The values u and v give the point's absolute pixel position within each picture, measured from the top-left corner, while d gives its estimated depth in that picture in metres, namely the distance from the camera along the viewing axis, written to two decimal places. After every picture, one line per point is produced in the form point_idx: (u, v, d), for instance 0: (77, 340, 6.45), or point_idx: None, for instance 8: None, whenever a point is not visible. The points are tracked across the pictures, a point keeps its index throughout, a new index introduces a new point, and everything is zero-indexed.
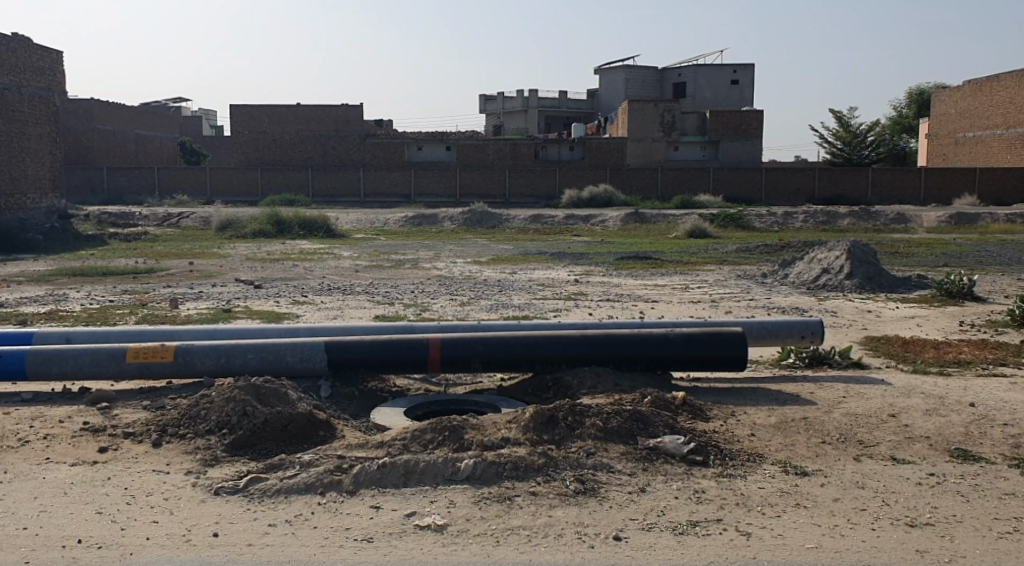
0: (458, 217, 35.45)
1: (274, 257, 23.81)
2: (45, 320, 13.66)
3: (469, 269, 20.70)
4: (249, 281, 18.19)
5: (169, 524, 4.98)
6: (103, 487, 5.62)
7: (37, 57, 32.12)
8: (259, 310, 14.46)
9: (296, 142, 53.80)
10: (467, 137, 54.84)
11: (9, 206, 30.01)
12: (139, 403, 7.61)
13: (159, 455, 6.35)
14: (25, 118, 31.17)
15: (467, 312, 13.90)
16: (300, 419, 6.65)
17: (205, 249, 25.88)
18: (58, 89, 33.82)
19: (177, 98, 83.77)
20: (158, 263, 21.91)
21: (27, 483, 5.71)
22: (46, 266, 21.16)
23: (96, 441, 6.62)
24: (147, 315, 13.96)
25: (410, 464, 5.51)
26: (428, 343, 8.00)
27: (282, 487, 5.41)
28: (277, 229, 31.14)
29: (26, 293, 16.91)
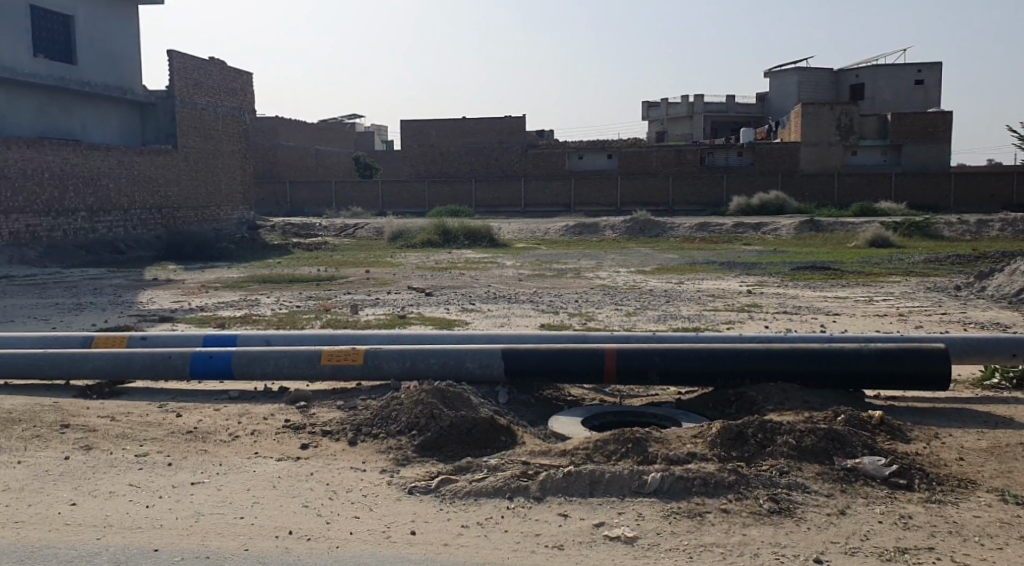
0: (620, 226, 35.29)
1: (442, 266, 24.50)
2: (240, 323, 14.67)
3: (634, 280, 20.51)
4: (421, 290, 18.83)
5: (369, 520, 5.22)
6: (307, 481, 5.97)
7: (232, 79, 34.67)
8: (432, 317, 14.91)
9: (461, 156, 55.39)
10: (629, 146, 54.60)
11: (205, 219, 32.58)
12: (334, 403, 8.03)
13: (355, 454, 6.66)
14: (219, 136, 33.60)
15: (635, 323, 13.87)
16: (484, 425, 6.81)
17: (378, 258, 26.94)
18: (249, 109, 36.33)
19: (351, 115, 87.78)
20: (338, 271, 23.10)
21: (240, 474, 6.15)
22: (238, 274, 22.74)
23: (297, 438, 7.04)
24: (330, 320, 14.73)
25: (596, 473, 5.50)
26: (605, 353, 8.01)
27: (471, 490, 5.54)
28: (443, 239, 32.05)
29: (222, 298, 18.23)
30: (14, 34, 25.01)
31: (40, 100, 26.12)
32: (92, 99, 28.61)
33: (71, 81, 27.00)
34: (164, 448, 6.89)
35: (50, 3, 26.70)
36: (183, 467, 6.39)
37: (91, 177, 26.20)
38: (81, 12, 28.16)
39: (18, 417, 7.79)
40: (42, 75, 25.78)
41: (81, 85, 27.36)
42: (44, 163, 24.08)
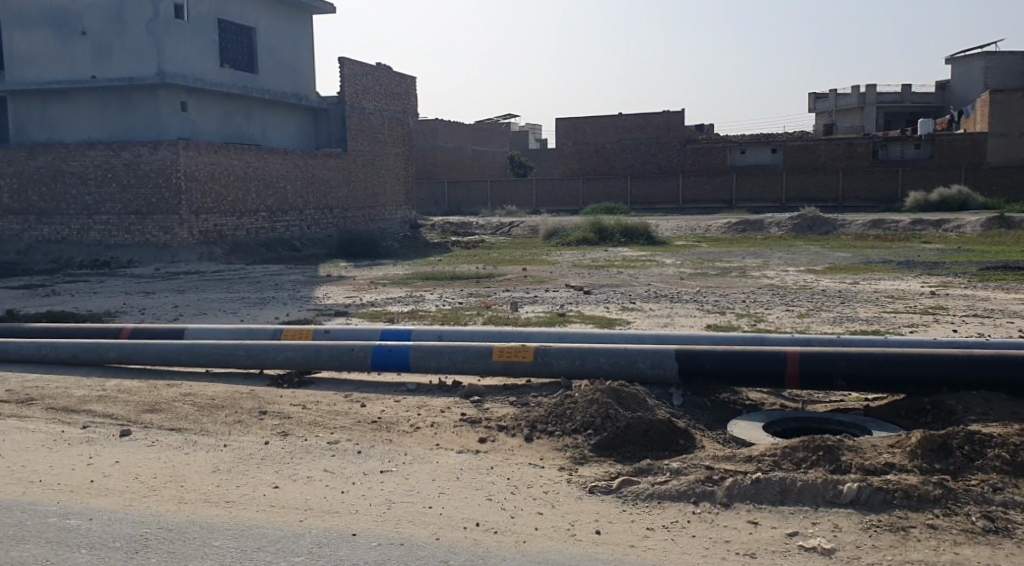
0: (786, 223, 34.05)
1: (600, 264, 24.41)
2: (408, 319, 15.14)
3: (804, 279, 19.71)
4: (580, 288, 18.82)
5: (553, 517, 5.26)
6: (489, 475, 6.09)
7: (397, 83, 35.84)
8: (593, 316, 14.87)
9: (618, 153, 55.02)
10: (793, 140, 52.60)
11: (369, 218, 33.86)
12: (507, 399, 8.14)
13: (532, 450, 6.73)
14: (385, 138, 34.85)
15: (807, 324, 13.33)
16: (661, 426, 6.72)
17: (536, 256, 27.13)
18: (412, 111, 37.46)
19: (506, 114, 88.92)
20: (498, 269, 23.46)
21: (424, 465, 6.35)
22: (404, 270, 23.52)
23: (475, 432, 7.19)
24: (493, 317, 14.97)
25: (786, 482, 5.32)
26: (786, 356, 7.74)
27: (654, 492, 5.49)
28: (600, 236, 31.92)
29: (389, 294, 18.88)
30: (204, 46, 26.87)
31: (226, 108, 27.95)
32: (270, 105, 30.35)
33: (254, 90, 28.71)
34: (351, 436, 7.22)
35: (235, 16, 28.50)
36: (370, 455, 6.67)
37: (271, 180, 27.74)
38: (262, 24, 29.90)
39: (219, 403, 8.38)
40: (228, 84, 27.56)
41: (262, 93, 29.07)
42: (230, 166, 25.74)
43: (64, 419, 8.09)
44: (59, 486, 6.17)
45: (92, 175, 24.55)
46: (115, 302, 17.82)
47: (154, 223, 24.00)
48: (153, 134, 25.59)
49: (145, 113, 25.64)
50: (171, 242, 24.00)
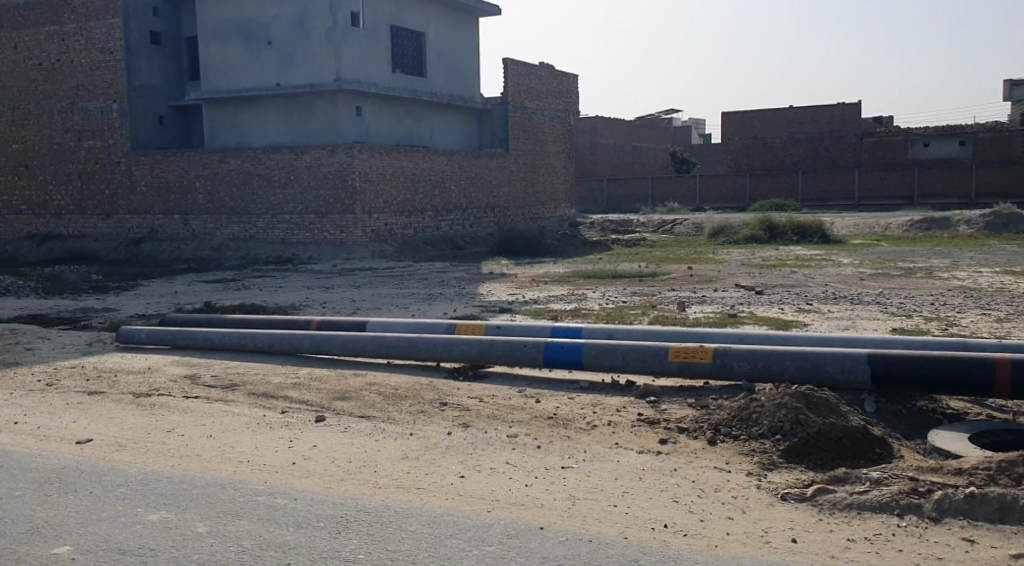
0: (976, 221, 31.73)
1: (770, 264, 23.56)
2: (573, 317, 15.14)
3: (999, 281, 18.27)
4: (749, 288, 18.22)
5: (745, 522, 5.09)
6: (673, 477, 5.97)
7: (560, 82, 36.01)
8: (765, 317, 14.35)
9: (787, 148, 52.98)
10: (983, 130, 48.95)
11: (530, 216, 34.19)
12: (685, 400, 7.97)
13: (716, 454, 6.54)
14: (547, 136, 35.08)
15: (1005, 330, 12.33)
16: (856, 433, 6.38)
17: (702, 255, 26.53)
18: (575, 109, 37.54)
19: (668, 109, 87.56)
20: (663, 267, 23.09)
21: (605, 464, 6.31)
22: (567, 268, 23.56)
23: (655, 432, 7.07)
24: (659, 316, 14.72)
25: (1006, 499, 4.91)
26: (993, 363, 7.17)
27: (854, 502, 5.20)
28: (770, 235, 30.84)
29: (553, 292, 18.95)
30: (378, 52, 27.93)
31: (397, 111, 28.95)
32: (438, 107, 31.22)
33: (423, 93, 29.58)
34: (531, 431, 7.27)
35: (407, 22, 29.45)
36: (551, 450, 6.70)
37: (437, 181, 28.47)
38: (432, 28, 30.75)
39: (403, 393, 8.66)
40: (399, 88, 28.55)
41: (432, 96, 29.91)
42: (401, 167, 26.65)
43: (263, 403, 8.62)
44: (265, 466, 6.71)
45: (275, 177, 26.04)
46: (296, 296, 18.82)
47: (330, 222, 25.24)
48: (331, 139, 26.88)
49: (324, 118, 26.95)
50: (346, 240, 25.14)
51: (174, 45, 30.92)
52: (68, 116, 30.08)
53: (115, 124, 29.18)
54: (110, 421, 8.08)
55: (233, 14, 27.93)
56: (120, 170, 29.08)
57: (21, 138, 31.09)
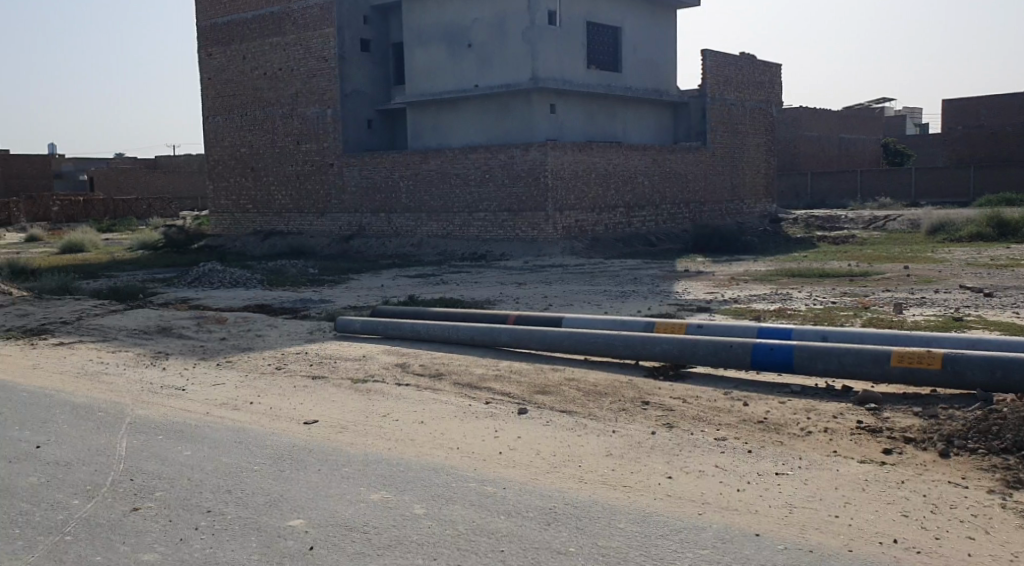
0: None
1: (999, 263, 21.58)
2: (777, 317, 14.51)
3: None
4: (975, 289, 16.75)
5: (989, 545, 4.65)
6: (901, 490, 5.56)
7: (760, 72, 34.76)
8: (995, 321, 13.14)
9: (1018, 137, 48.48)
10: None
11: (728, 212, 33.21)
12: (910, 409, 7.42)
13: (950, 468, 6.03)
14: (746, 130, 33.97)
15: None
16: None
17: (918, 253, 24.72)
18: (777, 101, 36.12)
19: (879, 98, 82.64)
20: (874, 266, 21.71)
21: (823, 472, 5.97)
22: (769, 266, 22.65)
23: (878, 442, 6.62)
24: (872, 318, 13.83)
25: None
26: None
27: None
28: (998, 233, 28.29)
29: (754, 290, 18.26)
30: (574, 50, 27.98)
31: (592, 107, 28.93)
32: (633, 103, 30.95)
33: (618, 88, 29.37)
34: (740, 434, 7.01)
35: (603, 18, 29.35)
36: (763, 455, 6.42)
37: (630, 177, 28.20)
38: (628, 23, 30.48)
39: (603, 390, 8.61)
40: (595, 85, 28.49)
41: (627, 91, 29.67)
42: (593, 164, 26.61)
43: (468, 394, 8.83)
44: (474, 454, 6.86)
45: (472, 176, 26.72)
46: (493, 291, 19.22)
47: (523, 219, 25.62)
48: (527, 137, 27.25)
49: (520, 116, 27.37)
50: (538, 237, 25.42)
51: (382, 52, 32.46)
52: (287, 121, 32.32)
53: (328, 128, 31.06)
54: (330, 404, 8.56)
55: (437, 19, 28.97)
56: (332, 171, 30.90)
57: (248, 143, 33.75)
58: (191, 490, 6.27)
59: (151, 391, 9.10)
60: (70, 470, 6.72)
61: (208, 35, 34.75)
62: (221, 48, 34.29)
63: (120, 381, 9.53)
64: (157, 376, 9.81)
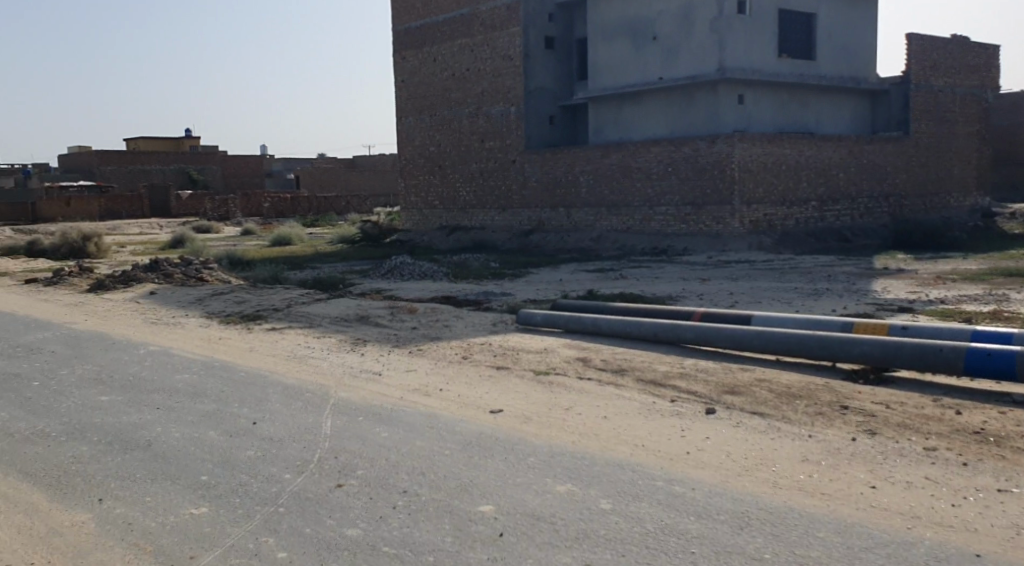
0: None
1: None
2: (991, 320, 13.38)
3: None
4: None
5: None
6: None
7: (972, 55, 32.24)
8: None
9: None
10: None
11: (933, 206, 30.99)
12: None
13: None
14: (955, 118, 31.59)
15: None
16: None
17: None
18: (991, 85, 33.35)
19: None
20: None
21: None
22: (980, 265, 20.94)
23: None
24: None
25: None
26: None
27: None
28: None
29: (964, 291, 16.92)
30: (765, 38, 26.96)
31: (782, 98, 27.81)
32: (827, 92, 29.51)
33: (811, 77, 28.05)
34: (954, 446, 6.50)
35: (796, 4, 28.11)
36: (980, 470, 5.94)
37: (824, 169, 26.87)
38: (823, 8, 29.04)
39: (797, 393, 8.25)
40: (787, 74, 27.33)
41: (820, 80, 28.29)
42: (783, 156, 25.57)
43: (654, 390, 8.71)
44: (660, 452, 6.76)
45: (655, 170, 26.36)
46: (676, 287, 18.88)
47: (707, 213, 25.01)
48: (712, 129, 26.56)
49: (706, 109, 26.72)
50: (722, 232, 24.73)
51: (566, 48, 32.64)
52: (473, 119, 33.15)
53: (513, 124, 31.60)
54: (517, 395, 8.69)
55: (623, 13, 28.79)
56: (516, 167, 31.40)
57: (437, 141, 34.92)
58: (389, 471, 6.55)
59: (351, 375, 9.60)
60: (282, 445, 7.20)
61: (401, 38, 36.24)
62: (414, 50, 35.66)
63: (323, 365, 10.12)
64: (356, 361, 10.33)
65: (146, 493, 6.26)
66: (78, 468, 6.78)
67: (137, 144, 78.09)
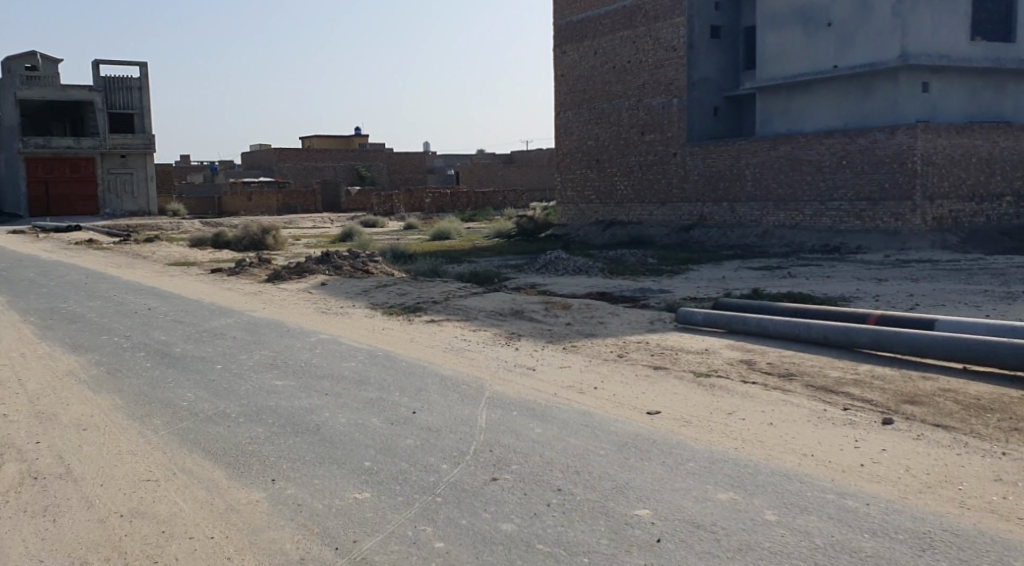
0: None
1: None
2: None
3: None
4: None
5: None
6: None
7: None
8: None
9: None
10: None
11: None
12: None
13: None
14: None
15: None
16: None
17: None
18: None
19: None
20: None
21: None
22: None
23: None
24: None
25: None
26: None
27: None
28: None
29: None
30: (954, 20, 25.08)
31: (972, 84, 25.82)
32: None
33: (1006, 61, 25.87)
34: None
35: None
36: None
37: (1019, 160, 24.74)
38: None
39: (987, 406, 7.56)
40: (978, 58, 25.34)
41: (1017, 64, 26.04)
42: (971, 147, 23.74)
43: (825, 397, 8.21)
44: (831, 463, 6.35)
45: (827, 163, 25.11)
46: (848, 286, 17.88)
47: (885, 208, 23.61)
48: (892, 119, 25.00)
49: (885, 98, 25.17)
50: (902, 229, 23.22)
51: (733, 37, 31.62)
52: (634, 113, 32.68)
53: (675, 117, 30.93)
54: (676, 396, 8.41)
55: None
56: (677, 161, 30.73)
57: (596, 134, 34.69)
58: (543, 467, 6.47)
59: (508, 369, 9.61)
60: (440, 436, 7.27)
61: (563, 33, 36.21)
62: (575, 44, 35.52)
63: (480, 358, 10.18)
64: (512, 355, 10.34)
65: (312, 475, 6.47)
66: (253, 448, 7.09)
67: (310, 142, 82.06)
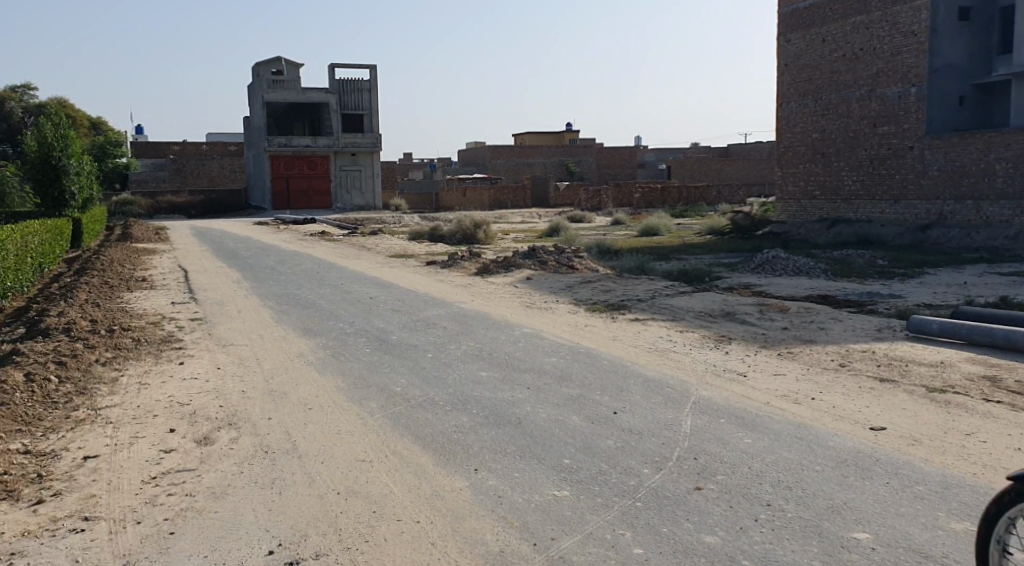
0: None
1: None
2: None
3: None
4: None
5: None
6: None
7: None
8: None
9: None
10: None
11: None
12: None
13: None
14: None
15: None
16: None
17: None
18: None
19: None
20: None
21: None
22: None
23: None
24: None
25: None
26: None
27: None
28: None
29: None
30: None
31: None
32: None
33: None
34: None
35: None
36: None
37: None
38: None
39: None
40: None
41: None
42: None
43: None
44: None
45: None
46: None
47: None
48: None
49: None
50: None
51: (982, 19, 28.82)
52: (866, 104, 30.62)
53: (912, 108, 28.65)
54: (903, 412, 7.67)
55: None
56: (913, 154, 28.48)
57: (821, 127, 32.85)
58: (751, 479, 6.07)
59: (715, 373, 9.19)
60: (642, 439, 7.02)
61: (787, 21, 34.55)
62: (802, 31, 33.74)
63: (686, 360, 9.82)
64: (721, 359, 9.89)
65: (513, 469, 6.42)
66: (458, 437, 7.17)
67: (523, 137, 83.89)
